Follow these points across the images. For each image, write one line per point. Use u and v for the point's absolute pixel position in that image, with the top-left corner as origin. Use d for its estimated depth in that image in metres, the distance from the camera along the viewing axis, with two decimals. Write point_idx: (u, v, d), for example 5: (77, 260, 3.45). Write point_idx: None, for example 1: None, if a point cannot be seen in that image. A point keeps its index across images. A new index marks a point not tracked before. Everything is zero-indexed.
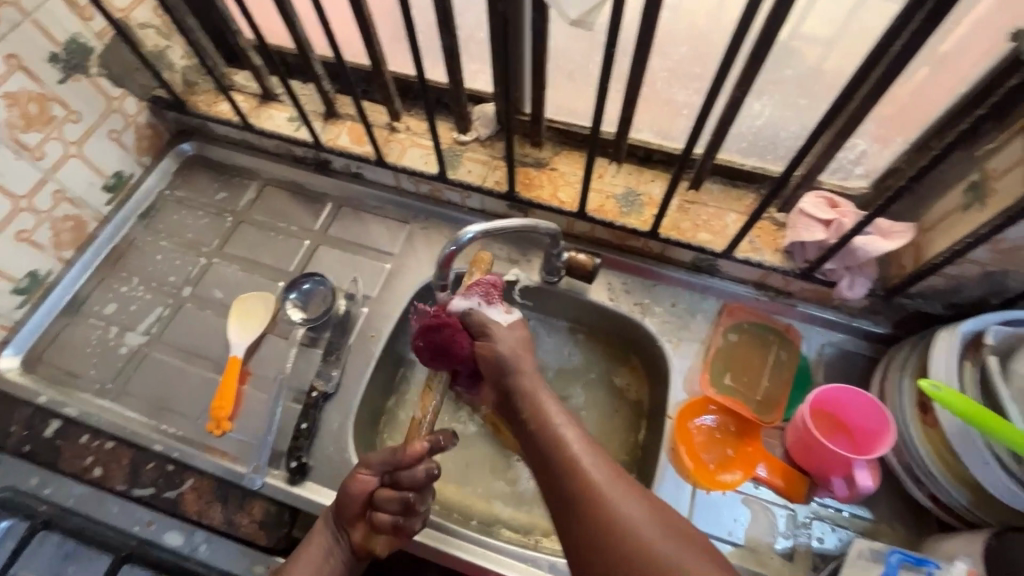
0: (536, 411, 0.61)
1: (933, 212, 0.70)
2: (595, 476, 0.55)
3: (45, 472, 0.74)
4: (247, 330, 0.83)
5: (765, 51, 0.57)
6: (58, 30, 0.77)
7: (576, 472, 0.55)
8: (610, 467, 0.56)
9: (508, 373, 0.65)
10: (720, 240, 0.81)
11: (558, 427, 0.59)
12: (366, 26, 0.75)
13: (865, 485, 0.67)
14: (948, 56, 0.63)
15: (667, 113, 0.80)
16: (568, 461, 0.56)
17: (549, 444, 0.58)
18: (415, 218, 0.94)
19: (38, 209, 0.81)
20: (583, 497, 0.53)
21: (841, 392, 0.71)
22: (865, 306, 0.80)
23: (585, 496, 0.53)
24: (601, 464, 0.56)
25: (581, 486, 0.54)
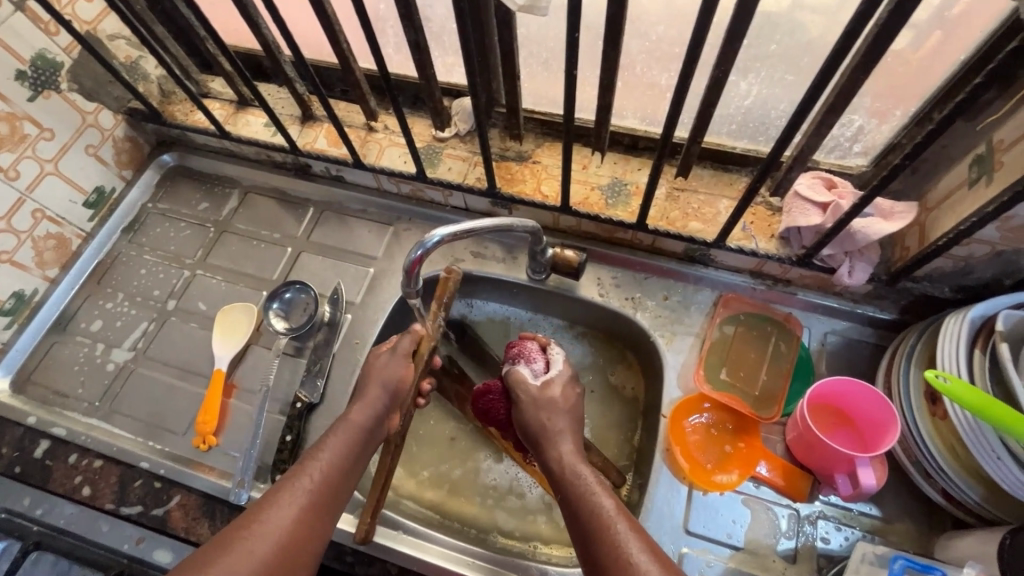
0: (587, 499, 0.57)
1: (937, 189, 0.65)
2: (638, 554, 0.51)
3: (37, 492, 0.74)
4: (230, 342, 0.82)
5: (743, 25, 0.53)
6: (23, 47, 0.76)
7: (621, 555, 0.52)
8: (659, 555, 0.52)
9: (537, 417, 0.67)
10: (711, 228, 0.77)
11: (605, 510, 0.56)
12: (329, 25, 0.72)
13: (869, 483, 0.63)
14: (959, 22, 0.59)
15: (650, 97, 0.76)
16: (609, 541, 0.53)
17: (590, 526, 0.55)
18: (398, 219, 0.92)
19: (18, 229, 0.81)
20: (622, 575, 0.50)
21: (842, 385, 0.67)
22: (869, 292, 0.76)
23: None
24: (646, 548, 0.53)
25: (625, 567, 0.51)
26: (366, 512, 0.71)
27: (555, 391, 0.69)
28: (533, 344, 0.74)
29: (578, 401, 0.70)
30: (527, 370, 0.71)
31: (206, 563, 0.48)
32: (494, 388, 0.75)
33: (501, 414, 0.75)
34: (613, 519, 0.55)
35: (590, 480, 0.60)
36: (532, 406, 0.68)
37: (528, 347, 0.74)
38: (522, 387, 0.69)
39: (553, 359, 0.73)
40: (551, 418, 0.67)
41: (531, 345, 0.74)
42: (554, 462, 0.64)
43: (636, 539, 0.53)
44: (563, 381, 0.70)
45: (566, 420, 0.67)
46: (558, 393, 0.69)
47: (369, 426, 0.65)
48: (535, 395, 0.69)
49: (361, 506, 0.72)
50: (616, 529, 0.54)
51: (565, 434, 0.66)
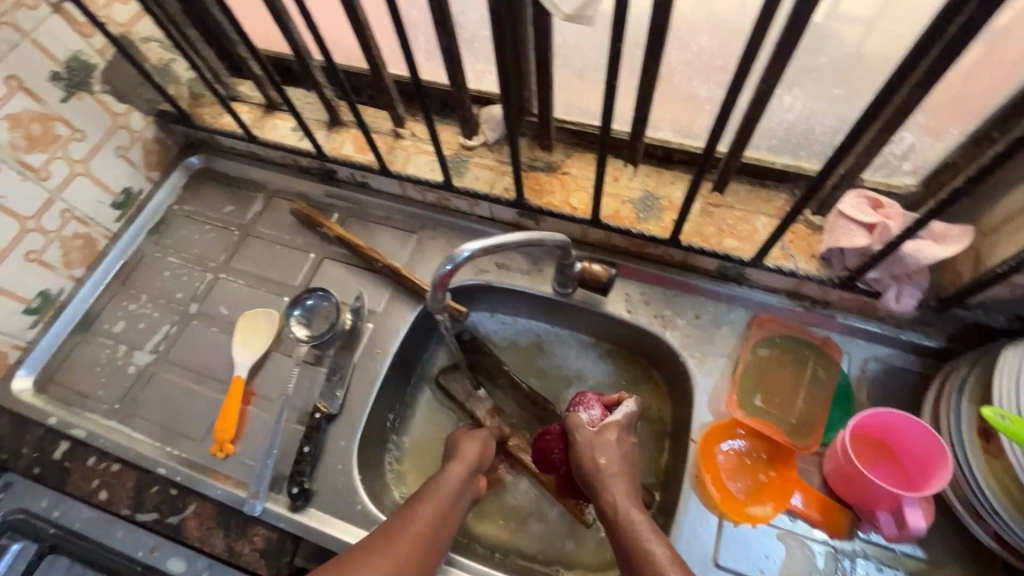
0: (640, 550, 0.56)
1: (995, 212, 0.61)
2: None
3: (55, 494, 0.74)
4: (251, 348, 0.81)
5: (795, 38, 0.51)
6: (58, 49, 0.76)
7: None
8: None
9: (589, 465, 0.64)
10: (747, 246, 0.74)
11: (659, 564, 0.55)
12: (361, 30, 0.71)
13: (917, 525, 0.59)
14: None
15: (688, 109, 0.73)
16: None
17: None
18: (423, 227, 0.90)
19: (46, 229, 0.81)
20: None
21: (887, 417, 0.63)
22: (915, 318, 0.72)
23: None
24: None
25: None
26: None
27: (608, 436, 0.66)
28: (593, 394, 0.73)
29: (633, 445, 0.68)
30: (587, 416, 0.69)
31: None
32: (553, 431, 0.72)
33: (557, 456, 0.71)
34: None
35: (641, 529, 0.58)
36: (585, 447, 0.66)
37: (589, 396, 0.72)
38: (576, 431, 0.67)
39: (613, 410, 0.70)
40: (603, 461, 0.64)
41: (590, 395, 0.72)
42: (607, 505, 0.62)
43: None
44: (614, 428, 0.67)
45: (620, 461, 0.65)
46: (614, 436, 0.66)
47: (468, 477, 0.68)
48: (588, 438, 0.66)
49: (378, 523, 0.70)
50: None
51: (619, 477, 0.63)
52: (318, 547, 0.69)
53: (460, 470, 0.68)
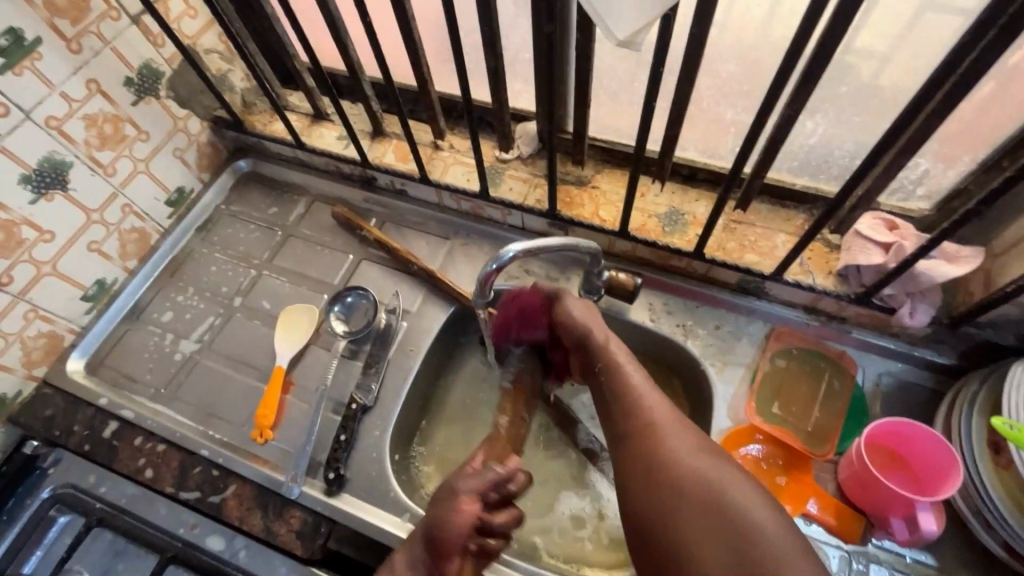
0: (625, 391, 0.61)
1: (1005, 236, 0.65)
2: (678, 456, 0.54)
3: (102, 471, 0.78)
4: (292, 341, 0.86)
5: (820, 69, 0.56)
6: (133, 56, 0.83)
7: (651, 425, 0.58)
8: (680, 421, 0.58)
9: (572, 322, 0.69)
10: (768, 261, 0.78)
11: (647, 407, 0.59)
12: (414, 49, 0.77)
13: (929, 528, 0.62)
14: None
15: (714, 131, 0.78)
16: (648, 446, 0.56)
17: (628, 432, 0.58)
18: (456, 234, 0.95)
19: (108, 221, 0.87)
20: (662, 482, 0.53)
21: (900, 425, 0.66)
22: (927, 335, 0.75)
23: (667, 475, 0.53)
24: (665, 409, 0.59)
25: (664, 465, 0.54)
26: (413, 516, 0.72)
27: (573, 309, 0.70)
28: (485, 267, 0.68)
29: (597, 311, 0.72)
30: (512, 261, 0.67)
31: None
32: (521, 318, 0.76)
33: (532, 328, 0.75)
34: (649, 397, 0.60)
35: (646, 396, 0.60)
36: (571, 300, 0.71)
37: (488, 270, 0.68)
38: (565, 303, 0.71)
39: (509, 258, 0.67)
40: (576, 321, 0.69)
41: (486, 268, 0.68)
42: (612, 380, 0.63)
43: (659, 406, 0.59)
44: (583, 307, 0.70)
45: (606, 329, 0.68)
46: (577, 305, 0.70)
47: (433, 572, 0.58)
48: (576, 311, 0.69)
49: (408, 511, 0.73)
50: (658, 429, 0.57)
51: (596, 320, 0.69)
52: (351, 530, 0.73)
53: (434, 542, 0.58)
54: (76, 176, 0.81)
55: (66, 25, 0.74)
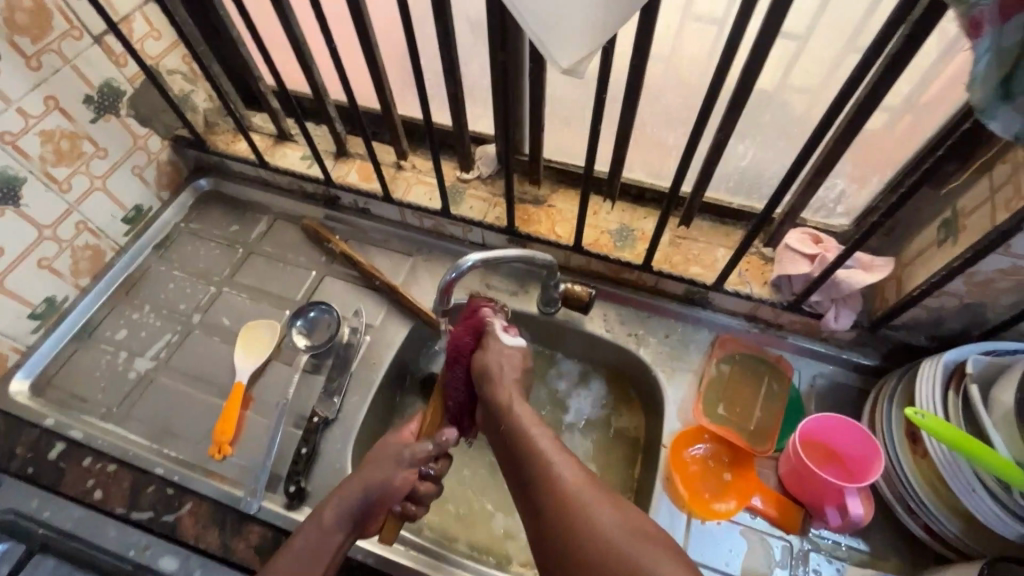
0: (525, 437, 0.59)
1: (911, 247, 0.73)
2: (605, 527, 0.50)
3: (47, 494, 0.75)
4: (251, 357, 0.86)
5: (743, 97, 0.63)
6: (95, 75, 0.83)
7: (550, 476, 0.55)
8: (581, 468, 0.56)
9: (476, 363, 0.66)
10: (710, 273, 0.85)
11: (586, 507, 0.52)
12: (377, 73, 0.81)
13: (856, 513, 0.67)
14: (925, 104, 0.68)
15: (658, 154, 0.85)
16: (569, 517, 0.52)
17: (542, 496, 0.54)
18: (418, 251, 0.98)
19: (61, 238, 0.86)
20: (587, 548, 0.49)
21: (829, 421, 0.72)
22: (853, 339, 0.83)
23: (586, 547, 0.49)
24: (570, 463, 0.56)
25: (583, 530, 0.50)
26: None
27: (494, 356, 0.66)
28: (448, 279, 0.70)
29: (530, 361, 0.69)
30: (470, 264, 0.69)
31: None
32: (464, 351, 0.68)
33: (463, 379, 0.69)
34: (543, 440, 0.58)
35: (549, 453, 0.57)
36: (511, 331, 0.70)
37: (450, 282, 0.70)
38: (489, 351, 0.66)
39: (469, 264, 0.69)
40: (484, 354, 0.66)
41: (449, 281, 0.70)
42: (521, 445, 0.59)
43: (563, 463, 0.56)
44: (516, 368, 0.66)
45: (510, 373, 0.65)
46: (516, 352, 0.68)
47: (343, 523, 0.62)
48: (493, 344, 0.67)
49: None
50: (576, 496, 0.53)
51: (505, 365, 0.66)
52: None
53: (354, 490, 0.64)
54: (29, 192, 0.80)
55: (27, 42, 0.74)
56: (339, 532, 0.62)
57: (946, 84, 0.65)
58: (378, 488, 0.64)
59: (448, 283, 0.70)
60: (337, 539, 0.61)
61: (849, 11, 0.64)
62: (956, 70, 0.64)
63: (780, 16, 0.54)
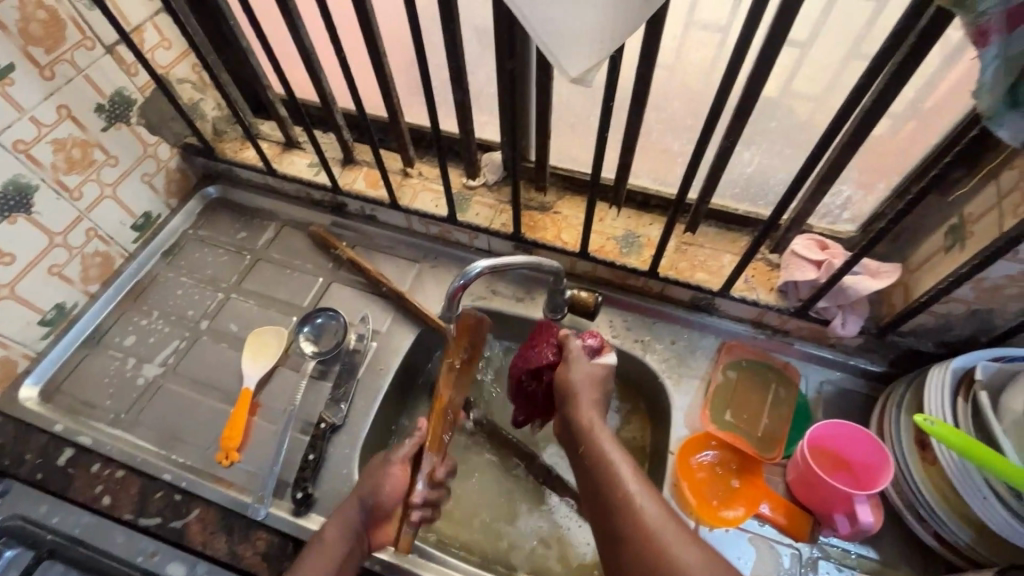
0: (607, 466, 0.62)
1: (918, 253, 0.73)
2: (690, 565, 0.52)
3: (55, 500, 0.76)
4: (259, 363, 0.86)
5: (750, 105, 0.63)
6: (106, 84, 0.85)
7: (631, 509, 0.57)
8: (662, 504, 0.58)
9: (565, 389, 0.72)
10: (716, 279, 0.85)
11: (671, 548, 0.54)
12: (385, 82, 0.81)
13: (866, 521, 0.67)
14: (930, 111, 0.68)
15: (664, 161, 0.86)
16: (653, 552, 0.54)
17: (632, 536, 0.56)
18: (425, 257, 0.98)
19: (71, 245, 0.86)
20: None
21: (836, 427, 0.72)
22: (860, 345, 0.82)
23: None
24: (656, 503, 0.58)
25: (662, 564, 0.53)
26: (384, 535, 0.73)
27: (576, 376, 0.71)
28: (457, 285, 0.70)
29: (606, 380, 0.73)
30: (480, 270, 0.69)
31: None
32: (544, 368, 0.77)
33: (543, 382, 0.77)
34: (625, 472, 0.61)
35: (651, 508, 0.57)
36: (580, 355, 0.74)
37: (459, 287, 0.70)
38: (570, 372, 0.72)
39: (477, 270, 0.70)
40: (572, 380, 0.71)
41: (457, 287, 0.70)
42: (616, 492, 0.59)
43: (647, 495, 0.59)
44: (591, 393, 0.70)
45: (590, 407, 0.69)
46: (582, 373, 0.72)
47: (350, 535, 0.66)
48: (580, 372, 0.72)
49: None
50: (662, 537, 0.55)
51: (584, 393, 0.70)
52: None
53: (355, 504, 0.67)
54: (41, 199, 0.81)
55: (41, 52, 0.75)
56: (344, 544, 0.65)
57: (951, 91, 0.66)
58: (371, 497, 0.67)
59: (456, 288, 0.70)
60: (343, 552, 0.65)
61: (854, 19, 0.65)
62: (962, 76, 0.64)
63: (786, 24, 0.54)
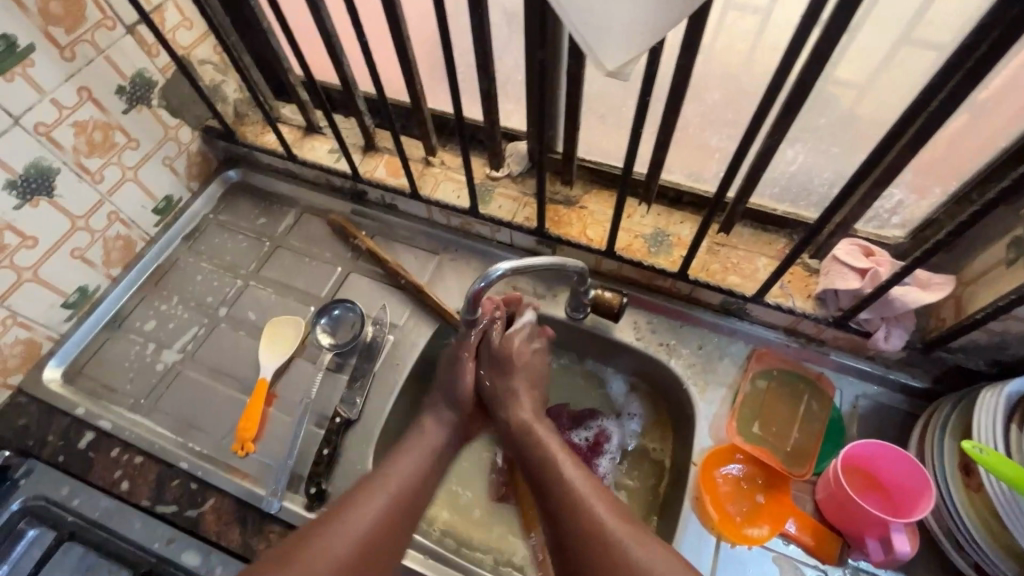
0: (540, 445, 0.69)
1: (975, 265, 0.67)
2: (609, 523, 0.58)
3: (76, 483, 0.77)
4: (276, 354, 0.85)
5: (800, 102, 0.58)
6: (127, 65, 0.83)
7: (565, 483, 0.63)
8: (593, 480, 0.64)
9: (496, 372, 0.76)
10: (750, 284, 0.80)
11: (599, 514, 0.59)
12: (408, 67, 0.78)
13: (903, 550, 0.63)
14: (1001, 109, 0.62)
15: (699, 156, 0.81)
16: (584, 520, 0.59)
17: (560, 505, 0.61)
18: (445, 249, 0.96)
19: (93, 229, 0.86)
20: (593, 541, 0.57)
21: (876, 448, 0.68)
22: (902, 359, 0.77)
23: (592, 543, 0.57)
24: (586, 478, 0.64)
25: (593, 528, 0.58)
26: None
27: (517, 355, 0.76)
28: (478, 290, 0.67)
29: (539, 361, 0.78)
30: (502, 271, 0.65)
31: (310, 537, 0.58)
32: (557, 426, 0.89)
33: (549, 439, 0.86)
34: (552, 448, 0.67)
35: (602, 516, 0.59)
36: (491, 369, 0.77)
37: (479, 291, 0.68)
38: (509, 345, 0.76)
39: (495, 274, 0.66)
40: (509, 373, 0.76)
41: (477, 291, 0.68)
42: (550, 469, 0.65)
43: (581, 474, 0.64)
44: (524, 381, 0.76)
45: (527, 397, 0.75)
46: (517, 347, 0.77)
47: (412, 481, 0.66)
48: (514, 366, 0.76)
49: None
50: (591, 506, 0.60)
51: (522, 389, 0.75)
52: None
53: (419, 455, 0.70)
54: (63, 182, 0.80)
55: (61, 33, 0.74)
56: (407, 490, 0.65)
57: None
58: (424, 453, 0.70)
59: (476, 293, 0.68)
60: (406, 505, 0.64)
61: (923, 7, 0.59)
62: None
63: (848, 13, 0.49)
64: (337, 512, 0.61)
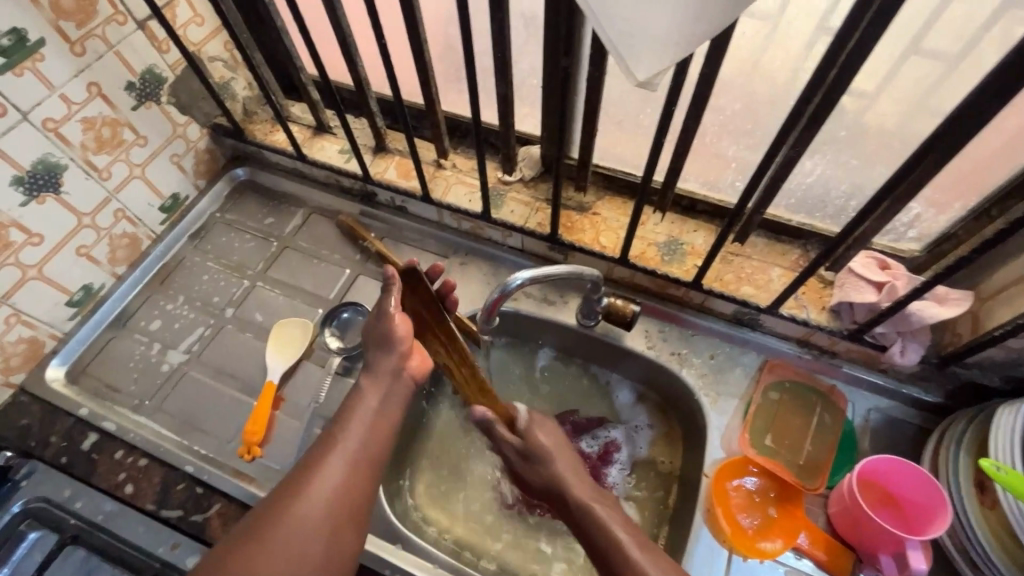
0: (598, 528, 0.58)
1: (993, 281, 0.67)
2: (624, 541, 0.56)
3: (79, 485, 0.75)
4: (284, 356, 0.84)
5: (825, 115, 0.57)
6: (137, 61, 0.82)
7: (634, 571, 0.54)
8: (632, 527, 0.58)
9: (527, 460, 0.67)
10: (764, 294, 0.80)
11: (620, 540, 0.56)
12: (424, 69, 0.77)
13: (918, 567, 0.62)
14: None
15: (715, 165, 0.80)
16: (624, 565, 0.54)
17: None
18: (455, 253, 0.95)
19: (100, 226, 0.85)
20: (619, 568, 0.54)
21: (890, 463, 0.67)
22: (915, 373, 0.77)
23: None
24: (625, 525, 0.58)
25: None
26: (407, 544, 0.72)
27: (544, 437, 0.67)
28: (494, 299, 0.67)
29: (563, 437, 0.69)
30: (521, 279, 0.65)
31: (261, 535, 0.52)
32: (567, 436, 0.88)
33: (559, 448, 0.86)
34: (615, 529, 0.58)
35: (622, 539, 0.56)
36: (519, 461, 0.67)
37: (496, 300, 0.67)
38: (534, 437, 0.67)
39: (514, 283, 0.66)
40: (544, 461, 0.65)
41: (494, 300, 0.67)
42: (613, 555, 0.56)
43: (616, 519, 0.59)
44: (566, 464, 0.66)
45: (575, 473, 0.65)
46: (544, 439, 0.67)
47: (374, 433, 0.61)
48: (547, 451, 0.66)
49: (401, 539, 0.72)
50: (623, 546, 0.56)
51: (565, 471, 0.65)
52: None
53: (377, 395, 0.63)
54: (70, 179, 0.79)
55: (72, 27, 0.72)
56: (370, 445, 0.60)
57: None
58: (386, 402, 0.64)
59: (492, 303, 0.67)
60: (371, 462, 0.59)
61: (950, 22, 0.58)
62: None
63: (881, 28, 0.48)
64: (296, 486, 0.55)
